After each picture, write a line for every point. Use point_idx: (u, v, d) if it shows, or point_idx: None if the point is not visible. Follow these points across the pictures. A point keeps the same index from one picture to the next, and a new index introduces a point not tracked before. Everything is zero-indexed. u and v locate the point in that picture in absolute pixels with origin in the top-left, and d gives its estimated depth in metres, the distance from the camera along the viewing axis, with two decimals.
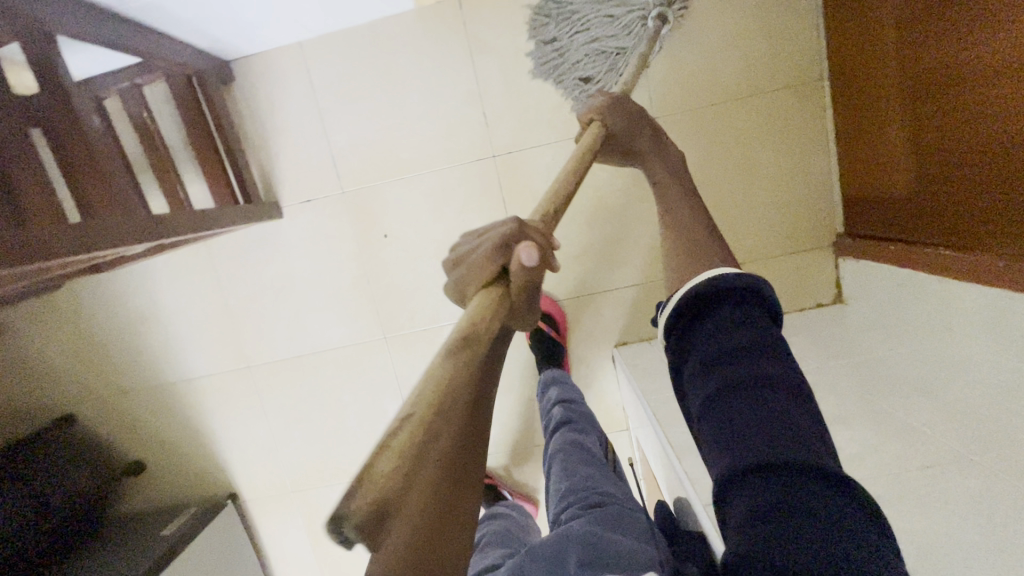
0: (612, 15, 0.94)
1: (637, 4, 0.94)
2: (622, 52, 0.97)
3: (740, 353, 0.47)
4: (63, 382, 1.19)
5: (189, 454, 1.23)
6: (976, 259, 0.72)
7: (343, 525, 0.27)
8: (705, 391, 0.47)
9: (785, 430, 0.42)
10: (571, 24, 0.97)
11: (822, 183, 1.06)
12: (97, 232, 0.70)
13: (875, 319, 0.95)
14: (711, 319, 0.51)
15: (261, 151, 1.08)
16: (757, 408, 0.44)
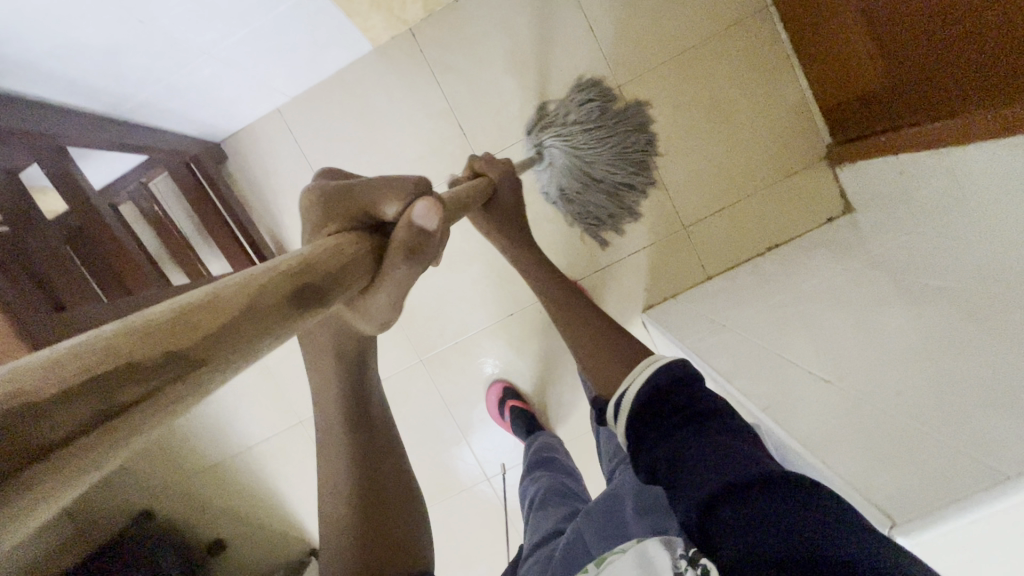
0: (614, 144, 1.07)
1: (616, 164, 1.08)
2: (568, 154, 1.07)
3: (688, 423, 0.48)
4: (133, 480, 1.25)
5: (265, 518, 1.26)
6: (975, 122, 0.71)
7: None
8: (658, 461, 0.46)
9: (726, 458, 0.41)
10: (603, 121, 1.07)
11: (798, 102, 1.08)
12: None
13: (885, 211, 0.95)
14: (662, 396, 0.52)
15: (266, 216, 1.15)
16: (703, 454, 0.43)
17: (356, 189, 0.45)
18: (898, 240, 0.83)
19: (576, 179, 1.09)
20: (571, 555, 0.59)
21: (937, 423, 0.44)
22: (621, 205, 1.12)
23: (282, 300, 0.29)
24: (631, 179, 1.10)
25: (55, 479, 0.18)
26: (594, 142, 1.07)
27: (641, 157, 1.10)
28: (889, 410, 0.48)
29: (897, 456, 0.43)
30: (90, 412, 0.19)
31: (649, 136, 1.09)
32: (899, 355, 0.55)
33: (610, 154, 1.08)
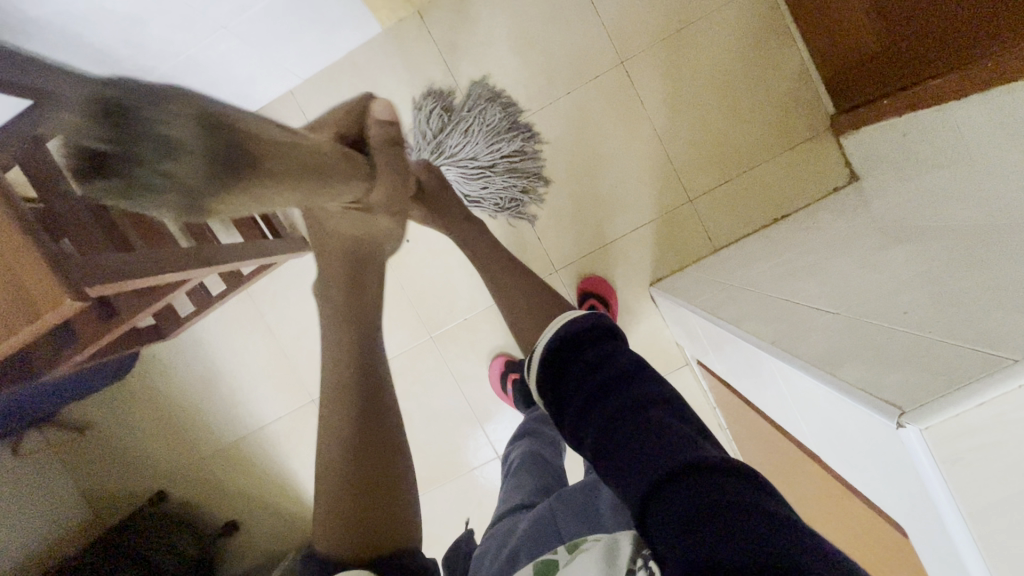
0: (484, 131, 1.10)
1: (498, 144, 1.11)
2: (452, 157, 1.10)
3: (612, 390, 0.48)
4: (147, 462, 1.26)
5: (278, 499, 1.26)
6: (979, 71, 0.72)
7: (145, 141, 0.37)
8: (592, 435, 0.46)
9: (667, 442, 0.41)
10: (462, 118, 1.10)
11: (799, 72, 1.09)
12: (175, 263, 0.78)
13: (891, 174, 0.96)
14: (573, 357, 0.54)
15: None
16: (646, 438, 0.42)
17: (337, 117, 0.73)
18: (906, 194, 0.84)
19: (476, 179, 1.11)
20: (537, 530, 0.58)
21: (947, 330, 0.44)
22: (528, 176, 1.13)
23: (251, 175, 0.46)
24: (521, 148, 1.13)
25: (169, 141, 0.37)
26: (460, 136, 1.10)
27: (513, 124, 1.12)
28: (899, 327, 0.48)
29: (909, 360, 0.43)
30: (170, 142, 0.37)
31: (501, 102, 1.11)
32: (907, 283, 0.56)
33: (483, 140, 1.10)
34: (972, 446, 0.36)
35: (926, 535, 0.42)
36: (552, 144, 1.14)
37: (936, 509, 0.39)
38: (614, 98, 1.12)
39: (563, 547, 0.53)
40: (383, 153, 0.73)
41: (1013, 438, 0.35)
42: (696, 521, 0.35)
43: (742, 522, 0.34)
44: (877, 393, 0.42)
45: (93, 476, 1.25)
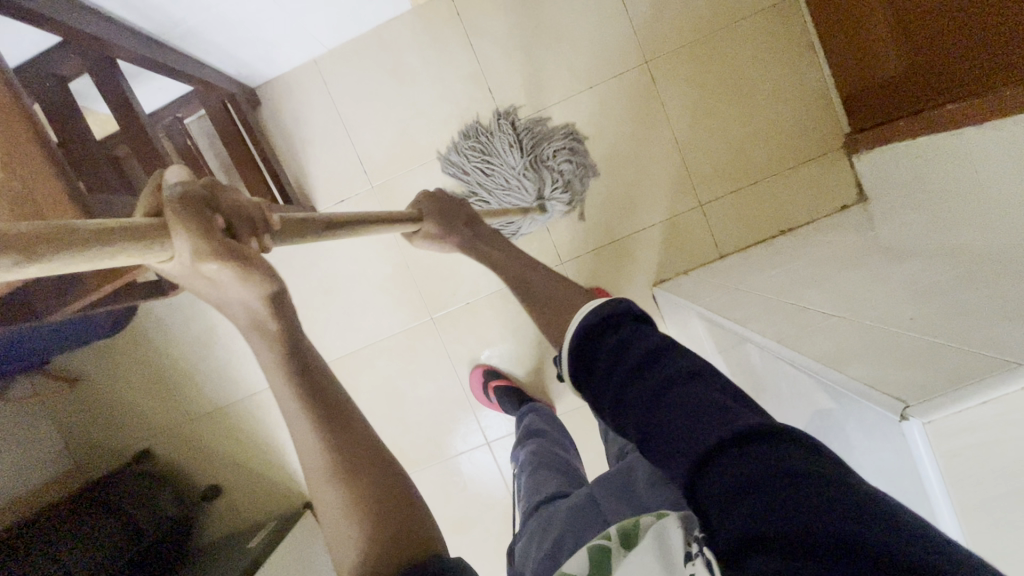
0: (490, 158, 1.12)
1: (508, 150, 1.11)
2: (506, 190, 1.12)
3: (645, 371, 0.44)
4: (135, 418, 1.26)
5: (262, 468, 1.26)
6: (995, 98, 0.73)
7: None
8: (633, 418, 0.42)
9: (712, 411, 0.38)
10: (475, 173, 1.13)
11: (819, 90, 1.11)
12: None
13: (900, 198, 0.97)
14: (597, 348, 0.49)
15: (294, 164, 1.17)
16: (686, 409, 0.39)
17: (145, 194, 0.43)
18: (913, 216, 0.86)
19: (550, 182, 1.12)
20: (580, 513, 0.60)
21: (954, 335, 0.45)
22: (561, 140, 1.12)
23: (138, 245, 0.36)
24: (523, 133, 1.12)
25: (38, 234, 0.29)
26: (490, 180, 1.12)
27: (499, 139, 1.12)
28: (907, 331, 0.49)
29: (914, 361, 0.44)
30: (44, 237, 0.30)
31: (469, 142, 1.12)
32: (911, 295, 0.57)
33: (502, 163, 1.12)
34: (969, 444, 0.37)
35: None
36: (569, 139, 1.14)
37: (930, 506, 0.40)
38: (636, 97, 1.13)
39: (615, 535, 0.49)
40: (173, 214, 0.38)
41: (1007, 438, 0.37)
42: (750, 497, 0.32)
43: (806, 492, 0.31)
44: (879, 388, 0.43)
45: (80, 426, 1.25)
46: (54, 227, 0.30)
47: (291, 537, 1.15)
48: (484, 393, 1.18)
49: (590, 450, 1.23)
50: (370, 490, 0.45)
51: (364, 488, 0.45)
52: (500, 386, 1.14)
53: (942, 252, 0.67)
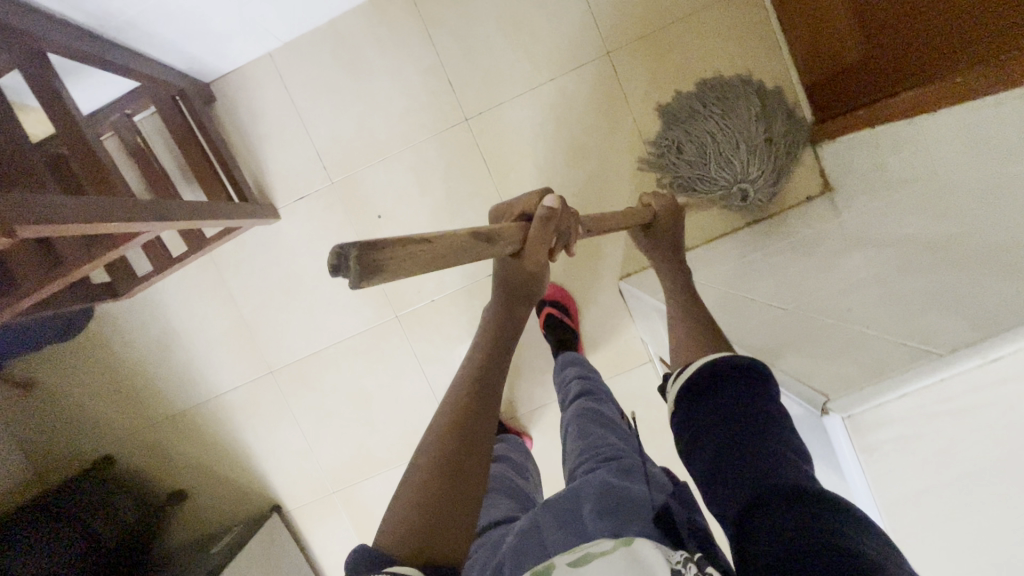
0: (724, 119, 1.01)
1: (746, 119, 1.01)
2: (732, 156, 1.01)
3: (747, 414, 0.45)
4: (93, 423, 1.23)
5: (226, 471, 1.24)
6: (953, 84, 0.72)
7: (346, 246, 0.31)
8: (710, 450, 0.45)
9: (781, 462, 0.41)
10: (700, 135, 1.02)
11: (784, 79, 1.10)
12: (129, 210, 0.73)
13: (861, 188, 0.96)
14: (714, 386, 0.48)
15: (250, 161, 1.14)
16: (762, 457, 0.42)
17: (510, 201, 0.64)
18: (873, 205, 0.84)
19: (768, 167, 1.03)
20: (523, 536, 0.60)
21: (884, 326, 0.44)
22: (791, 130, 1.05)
23: (450, 263, 0.40)
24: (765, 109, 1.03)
25: (381, 259, 0.33)
26: (716, 145, 1.01)
27: (743, 110, 1.02)
28: (843, 322, 0.48)
29: (846, 353, 0.43)
30: (375, 257, 0.33)
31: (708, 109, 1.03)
32: (853, 287, 0.56)
33: (731, 130, 1.01)
34: (894, 437, 0.36)
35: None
36: (534, 131, 1.12)
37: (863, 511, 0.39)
38: (600, 89, 1.11)
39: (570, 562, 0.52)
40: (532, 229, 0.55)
41: (933, 433, 0.36)
42: (785, 526, 0.36)
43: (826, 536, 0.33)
44: (808, 383, 0.41)
45: (35, 432, 1.22)
46: (395, 241, 0.35)
47: (255, 540, 1.14)
48: None
49: (561, 446, 1.23)
50: (453, 478, 0.49)
51: (451, 472, 0.49)
52: None
53: (892, 240, 0.65)
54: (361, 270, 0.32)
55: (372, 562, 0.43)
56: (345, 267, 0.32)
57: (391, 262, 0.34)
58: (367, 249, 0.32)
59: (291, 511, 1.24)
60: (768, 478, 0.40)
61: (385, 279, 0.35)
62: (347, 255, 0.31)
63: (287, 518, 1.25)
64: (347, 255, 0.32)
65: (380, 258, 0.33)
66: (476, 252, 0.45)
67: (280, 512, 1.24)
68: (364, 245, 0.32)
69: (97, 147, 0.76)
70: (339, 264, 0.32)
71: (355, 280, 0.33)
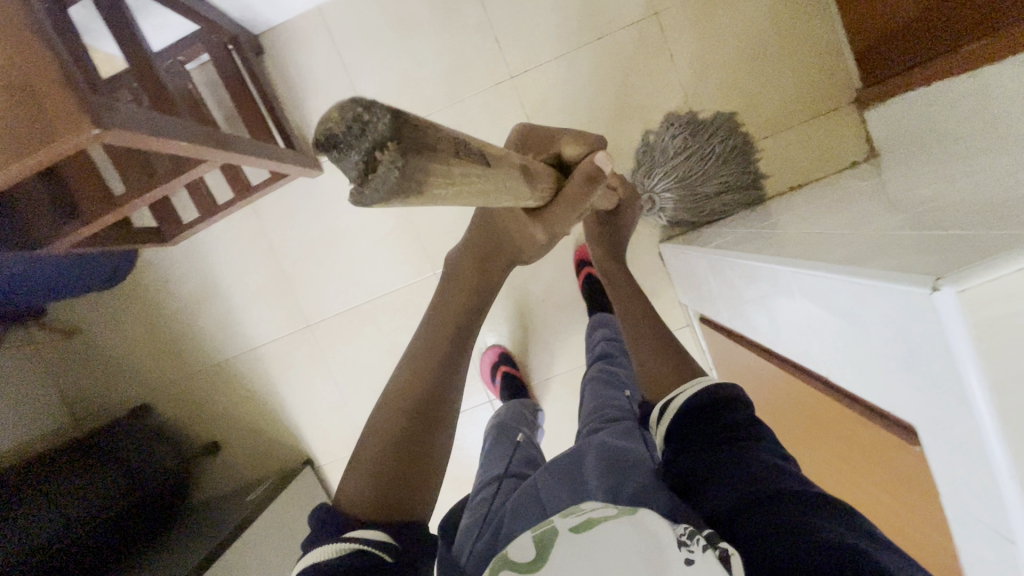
0: (721, 147, 1.07)
1: (730, 158, 1.07)
2: (692, 172, 1.06)
3: (729, 443, 0.56)
4: (131, 371, 1.25)
5: (260, 425, 1.25)
6: None
7: (371, 101, 0.32)
8: (698, 473, 0.55)
9: (759, 475, 0.50)
10: (701, 142, 1.07)
11: (831, 43, 1.09)
12: (194, 136, 0.74)
13: (910, 149, 0.96)
14: (711, 413, 0.60)
15: (295, 113, 1.15)
16: (746, 474, 0.51)
17: (544, 134, 0.69)
18: (927, 159, 0.84)
19: (696, 199, 1.08)
20: (526, 495, 0.66)
21: (984, 226, 0.44)
22: (739, 198, 1.09)
23: (469, 178, 0.41)
24: (746, 167, 1.09)
25: (407, 122, 0.33)
26: (697, 156, 1.06)
27: (736, 160, 1.08)
28: (933, 231, 0.48)
29: (948, 248, 0.42)
30: (398, 123, 0.33)
31: (722, 139, 1.07)
32: (933, 210, 0.55)
33: (714, 159, 1.07)
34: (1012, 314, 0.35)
35: (957, 466, 0.43)
36: (578, 90, 1.13)
37: (969, 409, 0.38)
38: (646, 49, 1.11)
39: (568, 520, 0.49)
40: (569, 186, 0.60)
41: None
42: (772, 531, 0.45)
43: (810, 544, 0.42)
44: (913, 271, 0.40)
45: (75, 378, 1.25)
46: (421, 121, 0.35)
47: (287, 492, 1.16)
48: (492, 376, 1.23)
49: None
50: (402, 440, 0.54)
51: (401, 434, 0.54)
52: (509, 373, 1.19)
53: (961, 177, 0.65)
54: (355, 130, 0.32)
55: (337, 528, 0.49)
56: (366, 134, 0.32)
57: (422, 138, 0.35)
58: (389, 108, 0.33)
59: (323, 466, 1.26)
60: (754, 489, 0.49)
61: (403, 168, 0.34)
62: (374, 107, 0.32)
63: (319, 473, 1.26)
64: (365, 113, 0.32)
65: (406, 123, 0.33)
66: (510, 184, 0.48)
67: (312, 466, 1.25)
68: (396, 129, 0.33)
69: (165, 81, 0.78)
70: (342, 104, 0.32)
71: (370, 147, 0.32)
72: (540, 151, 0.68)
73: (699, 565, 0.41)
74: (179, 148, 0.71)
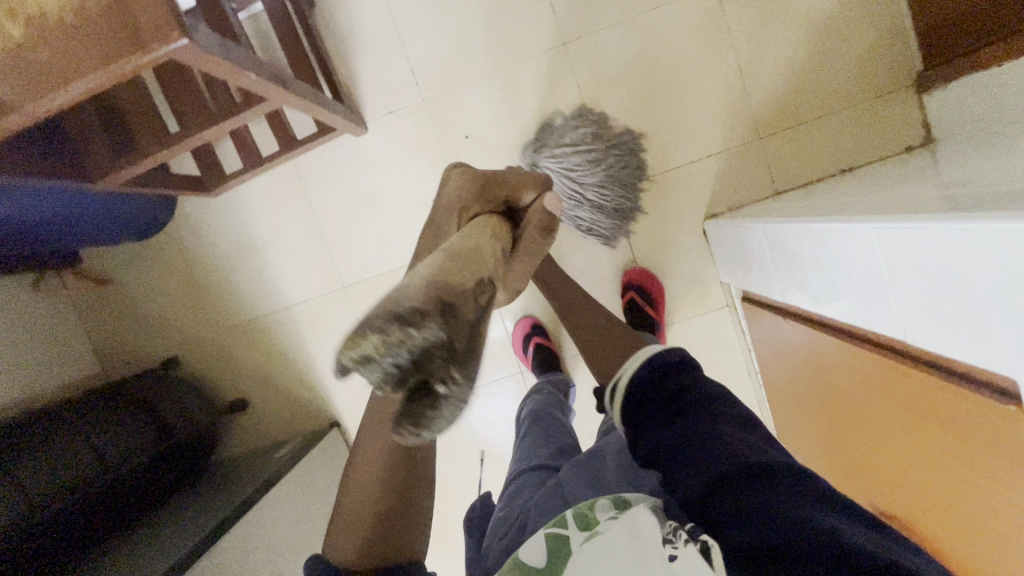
0: (614, 166, 1.11)
1: (618, 181, 1.11)
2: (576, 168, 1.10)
3: (681, 413, 0.60)
4: (162, 324, 1.24)
5: (287, 385, 1.25)
6: None
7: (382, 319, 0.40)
8: (665, 442, 0.57)
9: (716, 447, 0.53)
10: (598, 152, 1.10)
11: (894, 23, 1.07)
12: (259, 71, 0.73)
13: (971, 135, 0.94)
14: (662, 381, 0.64)
15: (343, 70, 1.14)
16: (704, 446, 0.54)
17: (498, 182, 0.77)
18: (994, 142, 0.82)
19: (572, 196, 1.12)
20: (549, 492, 0.64)
21: None
22: (605, 224, 1.13)
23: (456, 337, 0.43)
24: (628, 197, 1.12)
25: (406, 322, 0.40)
26: (589, 159, 1.10)
27: (626, 189, 1.12)
28: None
29: None
30: (409, 327, 0.40)
31: (620, 164, 1.11)
32: None
33: (601, 173, 1.11)
34: None
35: None
36: (631, 60, 1.11)
37: None
38: (702, 22, 1.09)
39: (571, 521, 0.52)
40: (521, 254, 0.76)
41: None
42: (745, 513, 0.47)
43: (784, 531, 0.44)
44: None
45: (107, 327, 1.24)
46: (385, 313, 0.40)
47: (313, 453, 1.15)
48: (524, 347, 1.22)
49: None
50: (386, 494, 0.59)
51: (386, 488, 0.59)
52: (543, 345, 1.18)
53: None
54: (396, 352, 0.40)
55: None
56: (404, 347, 0.40)
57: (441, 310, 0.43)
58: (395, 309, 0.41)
59: (349, 429, 1.25)
60: (720, 463, 0.52)
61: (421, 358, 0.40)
62: (390, 327, 0.39)
63: (345, 435, 1.26)
64: (389, 332, 0.39)
65: (392, 318, 0.40)
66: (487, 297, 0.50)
67: (338, 429, 1.25)
68: (436, 335, 0.41)
69: (230, 17, 0.77)
70: (388, 301, 0.41)
71: (387, 354, 0.38)
72: (491, 200, 0.76)
73: (682, 559, 0.45)
74: (245, 80, 0.70)
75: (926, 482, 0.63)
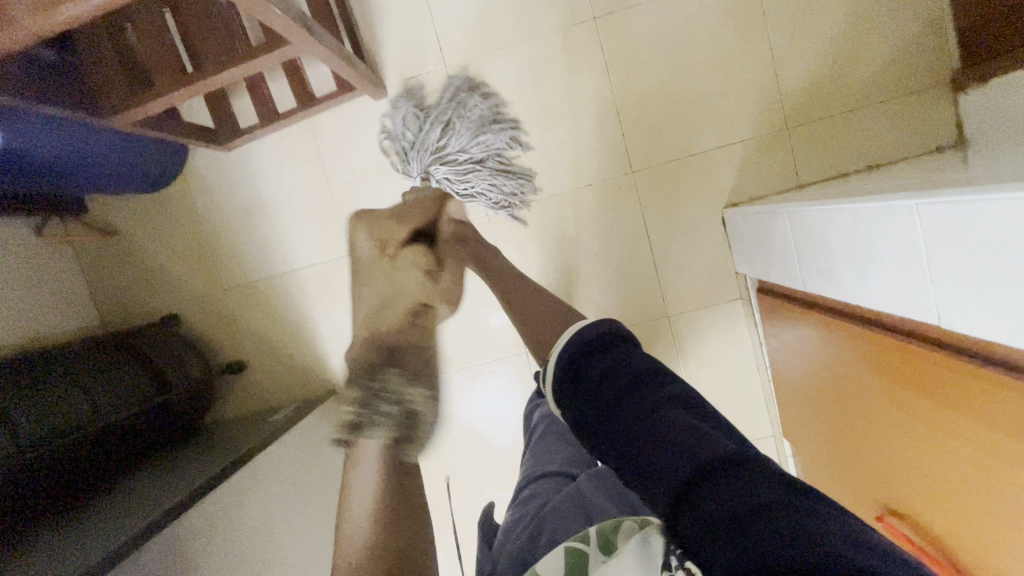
0: (464, 115, 1.08)
1: (480, 125, 1.09)
2: (441, 140, 1.08)
3: (631, 390, 0.55)
4: (165, 279, 1.22)
5: (288, 351, 1.22)
6: None
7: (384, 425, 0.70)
8: (620, 426, 0.52)
9: (678, 437, 0.48)
10: (443, 111, 1.08)
11: (934, 17, 1.04)
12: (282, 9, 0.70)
13: (1006, 134, 0.91)
14: (597, 358, 0.61)
15: (366, 30, 1.11)
16: (657, 430, 0.49)
17: None
18: None
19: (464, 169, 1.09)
20: (574, 501, 0.64)
21: None
22: (511, 177, 1.11)
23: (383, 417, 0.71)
24: (502, 135, 1.11)
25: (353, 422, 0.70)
26: (439, 122, 1.08)
27: (494, 130, 1.10)
28: None
29: None
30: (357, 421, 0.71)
31: (473, 108, 1.09)
32: None
33: (466, 131, 1.08)
34: None
35: None
36: (660, 40, 1.08)
37: None
38: (736, 4, 1.06)
39: (593, 539, 0.52)
40: None
41: None
42: (722, 522, 0.40)
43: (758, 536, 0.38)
44: None
45: (108, 277, 1.22)
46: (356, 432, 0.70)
47: (308, 420, 1.13)
48: None
49: None
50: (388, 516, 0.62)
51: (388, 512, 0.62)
52: None
53: None
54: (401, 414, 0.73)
55: None
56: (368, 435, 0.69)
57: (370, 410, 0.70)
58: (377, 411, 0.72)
59: None
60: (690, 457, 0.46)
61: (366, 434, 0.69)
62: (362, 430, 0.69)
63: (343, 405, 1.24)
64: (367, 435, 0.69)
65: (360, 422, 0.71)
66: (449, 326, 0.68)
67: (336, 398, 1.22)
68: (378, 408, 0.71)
69: None
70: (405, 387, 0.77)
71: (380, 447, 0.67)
72: None
73: None
74: (267, 15, 0.68)
75: (945, 485, 0.61)
